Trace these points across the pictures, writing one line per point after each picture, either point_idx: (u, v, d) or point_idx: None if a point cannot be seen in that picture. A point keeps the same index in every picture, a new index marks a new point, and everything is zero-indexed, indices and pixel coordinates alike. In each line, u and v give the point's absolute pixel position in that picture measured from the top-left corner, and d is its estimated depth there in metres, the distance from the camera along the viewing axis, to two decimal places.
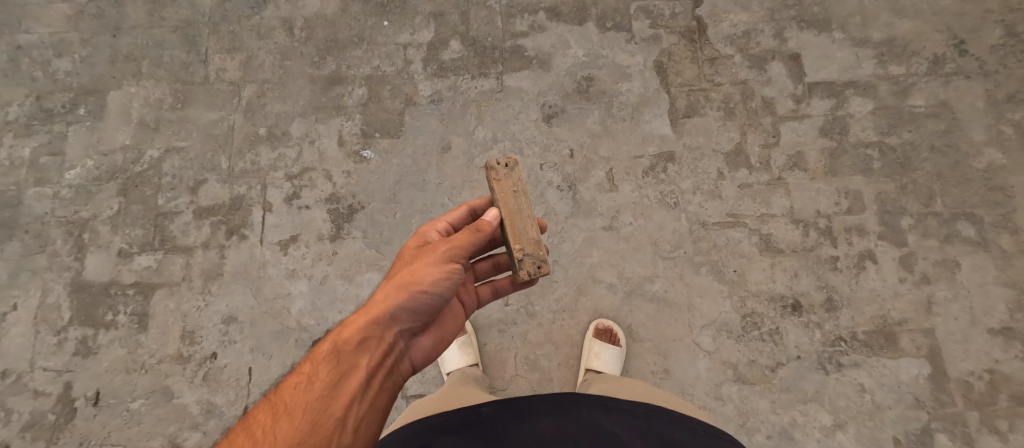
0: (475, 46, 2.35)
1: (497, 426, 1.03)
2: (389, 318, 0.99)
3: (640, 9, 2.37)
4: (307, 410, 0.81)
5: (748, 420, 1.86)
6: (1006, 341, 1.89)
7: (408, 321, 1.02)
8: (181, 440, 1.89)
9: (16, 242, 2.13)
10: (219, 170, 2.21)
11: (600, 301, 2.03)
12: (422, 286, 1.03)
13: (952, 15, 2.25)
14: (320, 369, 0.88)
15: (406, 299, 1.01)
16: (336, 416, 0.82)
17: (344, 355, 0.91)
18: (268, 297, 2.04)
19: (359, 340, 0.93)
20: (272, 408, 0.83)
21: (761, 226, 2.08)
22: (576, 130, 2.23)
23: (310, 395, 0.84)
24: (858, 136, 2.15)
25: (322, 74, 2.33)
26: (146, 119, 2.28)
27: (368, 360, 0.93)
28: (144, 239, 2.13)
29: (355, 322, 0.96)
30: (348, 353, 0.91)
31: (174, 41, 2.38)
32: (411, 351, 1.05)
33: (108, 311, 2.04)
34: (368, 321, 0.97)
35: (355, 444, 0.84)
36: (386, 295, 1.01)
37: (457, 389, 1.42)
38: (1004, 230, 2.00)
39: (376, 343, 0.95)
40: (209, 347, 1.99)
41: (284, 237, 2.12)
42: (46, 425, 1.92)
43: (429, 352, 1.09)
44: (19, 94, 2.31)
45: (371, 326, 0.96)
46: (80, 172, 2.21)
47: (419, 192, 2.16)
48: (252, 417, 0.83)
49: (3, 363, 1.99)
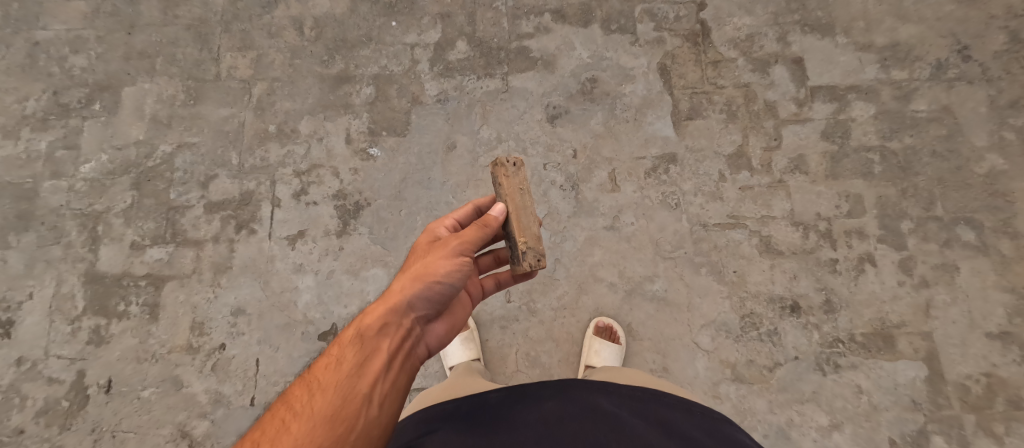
0: (481, 46, 2.39)
1: (502, 409, 1.07)
2: (406, 306, 1.03)
3: (644, 12, 2.39)
4: (337, 387, 0.85)
5: (745, 419, 1.89)
6: (1004, 345, 1.90)
7: (423, 308, 1.06)
8: (189, 428, 1.94)
9: (33, 233, 2.19)
10: (230, 166, 2.26)
11: (600, 300, 2.06)
12: (436, 277, 1.07)
13: (956, 21, 2.26)
14: (346, 351, 0.92)
15: (421, 289, 1.05)
16: (364, 392, 0.86)
17: (367, 338, 0.94)
18: (275, 290, 2.09)
19: (380, 325, 0.97)
20: (305, 386, 0.87)
21: (761, 228, 2.11)
22: (580, 131, 2.27)
23: (340, 373, 0.87)
24: (860, 140, 2.17)
25: (331, 73, 2.38)
26: (159, 115, 2.34)
27: (389, 343, 0.96)
28: (156, 232, 2.18)
29: (375, 310, 1.00)
30: (371, 336, 0.94)
31: (187, 38, 2.43)
32: (428, 335, 1.08)
33: (120, 301, 2.10)
34: (387, 308, 1.00)
35: (381, 418, 0.86)
36: (402, 285, 1.05)
37: (462, 379, 1.47)
38: (1004, 235, 2.01)
39: (395, 328, 0.98)
40: (218, 338, 2.04)
41: (291, 232, 2.16)
42: (59, 411, 1.97)
43: (445, 338, 1.12)
44: (36, 89, 2.37)
45: (390, 312, 0.99)
46: (95, 166, 2.27)
47: (424, 190, 2.20)
48: (286, 394, 0.87)
49: (18, 351, 2.05)
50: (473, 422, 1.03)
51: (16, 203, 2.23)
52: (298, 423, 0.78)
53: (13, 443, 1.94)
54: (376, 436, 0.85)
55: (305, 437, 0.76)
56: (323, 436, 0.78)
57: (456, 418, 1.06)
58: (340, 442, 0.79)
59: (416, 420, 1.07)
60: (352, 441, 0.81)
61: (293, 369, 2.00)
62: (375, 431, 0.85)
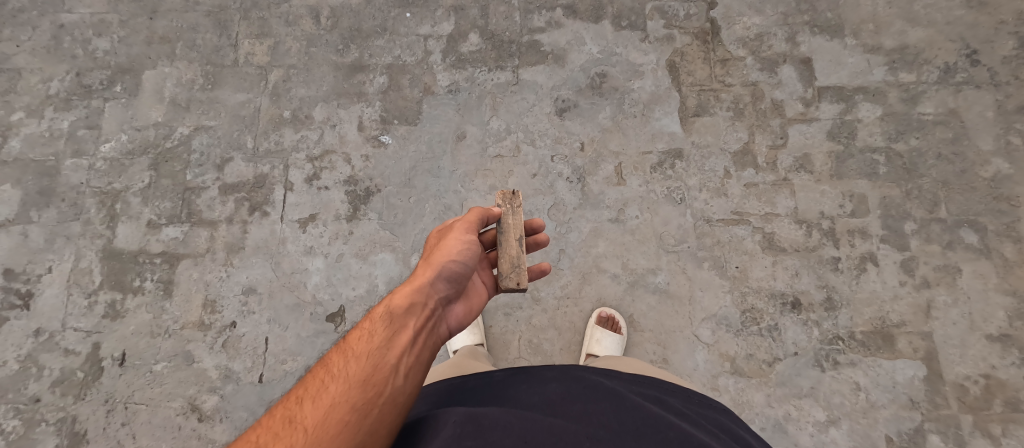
0: (493, 39, 2.43)
1: (508, 387, 1.12)
2: (430, 287, 1.06)
3: (655, 9, 2.43)
4: (369, 355, 0.89)
5: (742, 412, 1.91)
6: (1004, 348, 1.92)
7: (445, 289, 1.09)
8: (199, 402, 1.99)
9: (53, 209, 2.26)
10: (245, 149, 2.31)
11: (603, 290, 2.09)
12: (455, 258, 1.12)
13: (966, 25, 2.27)
14: (377, 326, 0.95)
15: (442, 268, 1.09)
16: (392, 363, 0.89)
17: (396, 315, 0.97)
18: (286, 271, 2.14)
19: (407, 305, 0.99)
20: (341, 353, 0.92)
21: (764, 225, 2.13)
22: (588, 124, 2.30)
23: (371, 344, 0.91)
24: (866, 141, 2.19)
25: (345, 61, 2.43)
26: (178, 98, 2.40)
27: (415, 320, 0.98)
28: (172, 212, 2.24)
29: (402, 289, 1.03)
30: (399, 313, 0.97)
31: (206, 25, 2.50)
32: (448, 316, 1.11)
33: (136, 277, 2.16)
34: (413, 288, 1.03)
35: (406, 387, 0.90)
36: (424, 269, 1.09)
37: (465, 358, 1.55)
38: (1006, 239, 2.03)
39: (421, 308, 1.01)
40: (229, 317, 2.10)
41: (303, 215, 2.21)
42: (75, 381, 2.03)
43: (464, 319, 1.15)
44: (60, 70, 2.44)
45: (416, 292, 1.02)
46: (114, 146, 2.34)
47: (433, 178, 2.25)
48: (324, 361, 0.93)
49: (37, 322, 2.12)
50: (481, 398, 1.08)
51: (38, 179, 2.30)
52: (335, 385, 0.84)
53: (30, 410, 2.00)
54: (402, 404, 0.88)
55: (341, 397, 0.82)
56: (356, 399, 0.82)
57: (465, 394, 1.11)
58: (370, 405, 0.83)
59: (428, 393, 1.16)
60: (380, 406, 0.84)
61: (301, 349, 2.04)
62: (401, 400, 0.88)
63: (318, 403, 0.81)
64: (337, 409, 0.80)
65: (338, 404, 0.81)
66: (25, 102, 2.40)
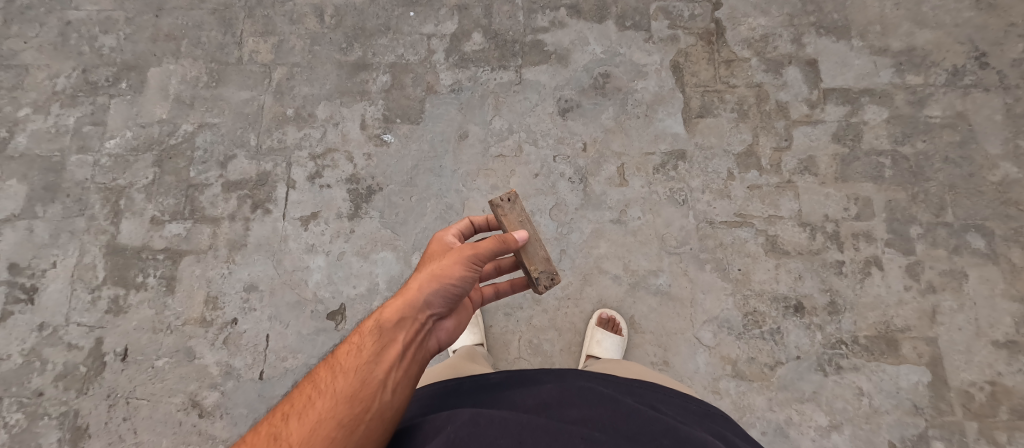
0: (497, 39, 2.42)
1: (505, 390, 1.12)
2: (421, 302, 1.04)
3: (660, 9, 2.42)
4: (357, 371, 0.88)
5: (744, 416, 1.90)
6: (1010, 354, 1.89)
7: (438, 306, 1.07)
8: (201, 398, 2.00)
9: (59, 205, 2.27)
10: (248, 146, 2.32)
11: (604, 291, 2.08)
12: (452, 279, 1.07)
13: (974, 27, 2.25)
14: (366, 339, 0.94)
15: (438, 289, 1.05)
16: (380, 378, 0.89)
17: (385, 329, 0.96)
18: (288, 269, 2.15)
19: (397, 319, 0.98)
20: (329, 367, 0.91)
21: (768, 227, 2.11)
22: (590, 125, 2.29)
23: (360, 359, 0.91)
24: (871, 144, 2.17)
25: (349, 60, 2.43)
26: (182, 95, 2.41)
27: (405, 334, 0.98)
28: (175, 208, 2.25)
29: (391, 305, 1.01)
30: (389, 327, 0.96)
31: (211, 22, 2.51)
32: (439, 330, 1.09)
33: (139, 272, 2.17)
34: (404, 303, 1.01)
35: (393, 402, 0.90)
36: (416, 286, 1.05)
37: (464, 359, 1.54)
38: (1014, 244, 2.00)
39: (411, 322, 1.00)
40: (231, 313, 2.11)
41: (305, 213, 2.22)
42: (78, 375, 2.05)
43: (455, 332, 1.14)
44: (67, 67, 2.46)
45: (406, 307, 1.01)
46: (120, 142, 2.35)
47: (435, 177, 2.25)
48: (312, 374, 0.92)
49: (41, 317, 2.13)
50: (476, 400, 1.08)
51: (44, 175, 2.31)
52: (322, 400, 0.84)
53: (33, 404, 2.02)
54: (390, 419, 0.89)
55: (328, 413, 0.82)
56: (343, 414, 0.82)
57: (459, 397, 1.11)
58: (357, 421, 0.83)
59: (422, 396, 1.15)
60: (368, 421, 0.85)
61: (301, 347, 2.05)
62: (388, 415, 0.88)
63: (304, 419, 0.81)
64: (323, 425, 0.80)
65: (325, 420, 0.81)
66: (31, 98, 2.42)
